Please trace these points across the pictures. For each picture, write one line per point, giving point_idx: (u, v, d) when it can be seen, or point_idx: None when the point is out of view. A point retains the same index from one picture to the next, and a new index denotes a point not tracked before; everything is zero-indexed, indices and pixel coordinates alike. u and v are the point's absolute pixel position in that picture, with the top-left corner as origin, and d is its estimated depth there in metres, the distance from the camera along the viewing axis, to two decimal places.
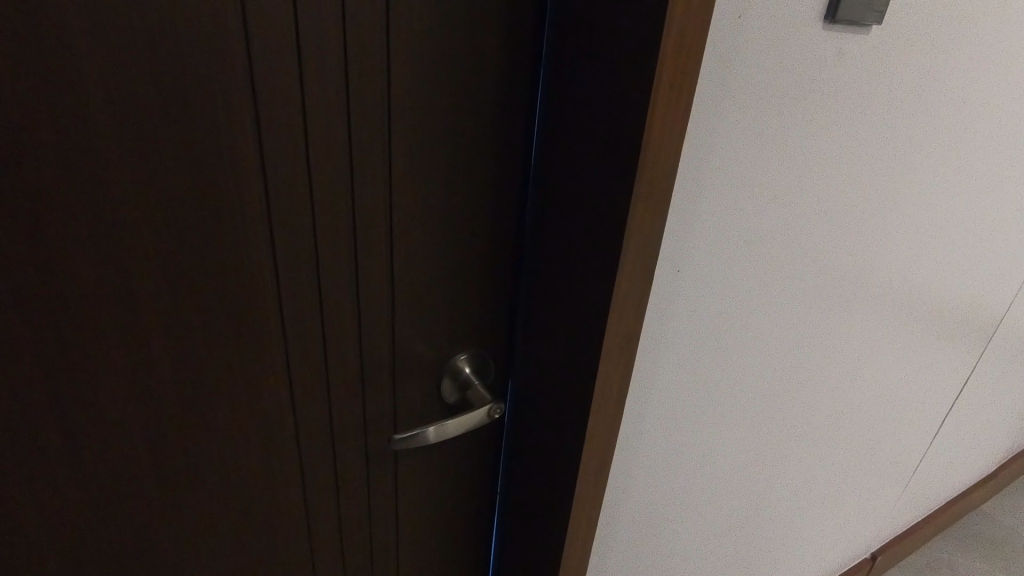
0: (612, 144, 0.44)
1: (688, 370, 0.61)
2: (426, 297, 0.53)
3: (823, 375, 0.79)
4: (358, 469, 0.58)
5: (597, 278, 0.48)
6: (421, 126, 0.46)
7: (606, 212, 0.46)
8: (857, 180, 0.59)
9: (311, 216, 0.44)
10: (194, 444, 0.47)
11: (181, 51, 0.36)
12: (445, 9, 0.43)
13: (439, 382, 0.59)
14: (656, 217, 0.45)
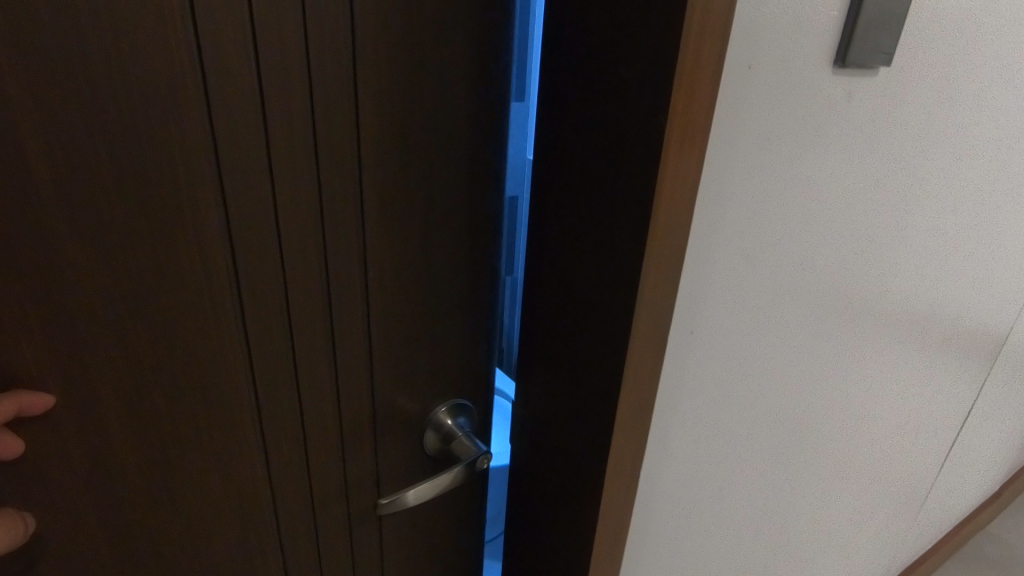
0: (615, 199, 0.41)
1: (703, 431, 0.57)
2: (414, 358, 0.48)
3: (835, 415, 0.76)
4: (347, 547, 0.53)
5: (604, 340, 0.44)
6: (404, 175, 0.42)
7: (615, 271, 0.42)
8: (867, 219, 0.57)
9: (281, 272, 0.39)
10: (158, 535, 0.41)
11: (130, 94, 0.31)
12: (429, 47, 0.39)
13: (423, 437, 0.53)
14: (669, 280, 0.42)
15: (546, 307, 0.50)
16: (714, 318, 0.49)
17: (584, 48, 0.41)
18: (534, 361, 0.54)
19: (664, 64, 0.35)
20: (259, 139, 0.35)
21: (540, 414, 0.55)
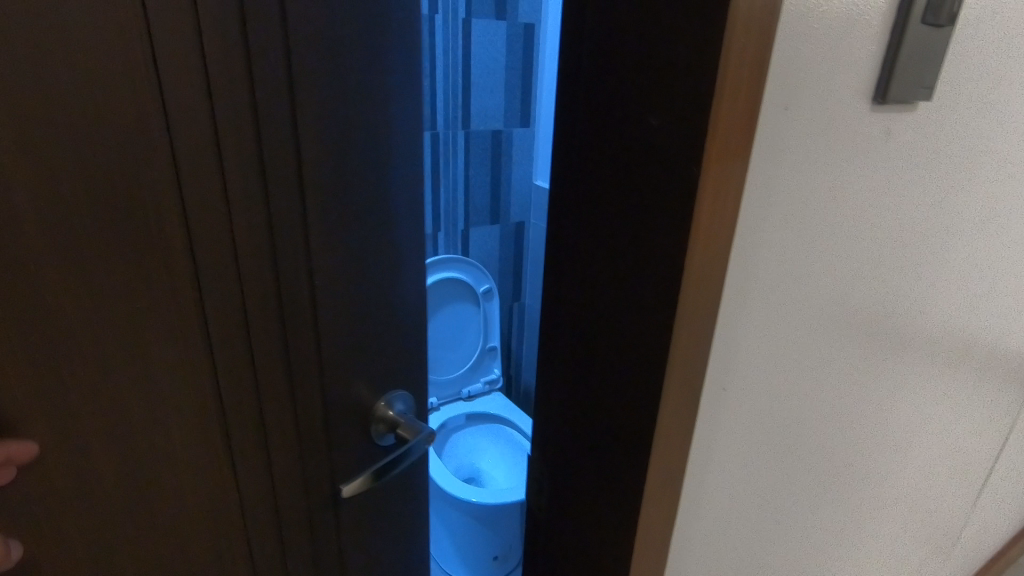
0: (633, 237, 0.40)
1: (738, 496, 0.51)
2: (354, 341, 0.56)
3: (869, 460, 0.71)
4: (305, 519, 0.59)
5: (628, 382, 0.43)
6: (341, 182, 0.50)
7: (645, 323, 0.40)
8: (902, 258, 0.53)
9: (234, 271, 0.48)
10: (129, 501, 0.48)
11: (101, 110, 0.38)
12: (353, 78, 0.48)
13: (374, 427, 0.60)
14: (704, 331, 0.38)
15: (570, 352, 0.48)
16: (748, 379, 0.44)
17: (609, 89, 0.39)
18: (558, 408, 0.51)
19: (685, 105, 0.34)
20: (212, 164, 0.44)
21: (563, 463, 0.52)
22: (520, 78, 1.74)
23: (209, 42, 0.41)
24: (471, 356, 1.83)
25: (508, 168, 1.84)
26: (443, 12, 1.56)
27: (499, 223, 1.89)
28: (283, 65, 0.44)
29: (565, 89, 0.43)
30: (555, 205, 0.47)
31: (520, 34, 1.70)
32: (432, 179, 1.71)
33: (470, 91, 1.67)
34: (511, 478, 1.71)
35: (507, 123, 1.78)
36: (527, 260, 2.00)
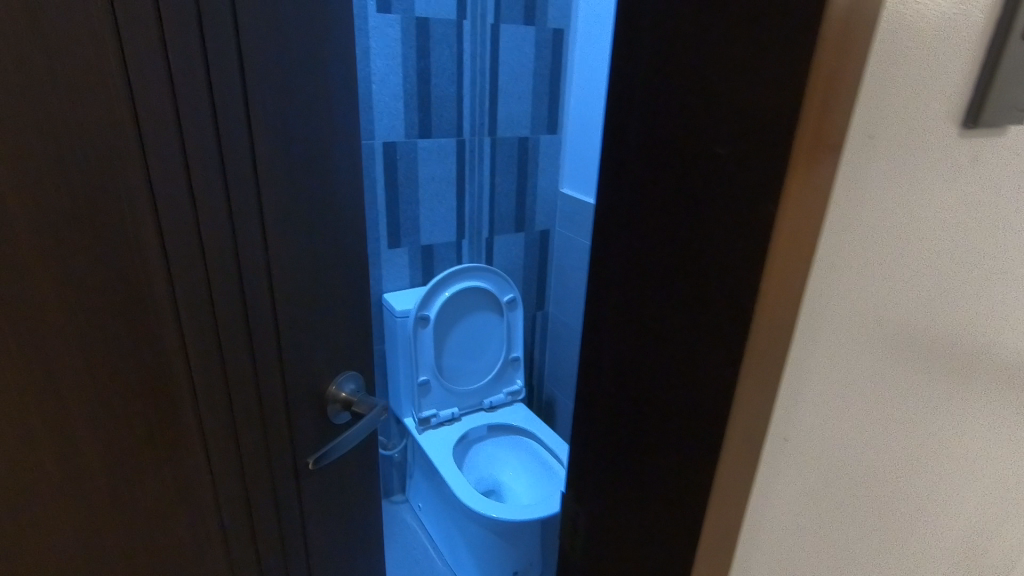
0: (685, 278, 0.36)
1: (801, 560, 0.46)
2: (297, 310, 0.69)
3: (960, 528, 0.62)
4: (263, 459, 0.71)
5: (676, 434, 0.39)
6: (283, 181, 0.63)
7: (701, 376, 0.36)
8: (994, 298, 0.47)
9: (203, 262, 0.59)
10: (117, 443, 0.58)
11: (87, 118, 0.49)
12: (296, 96, 0.62)
13: (329, 405, 0.76)
14: (768, 384, 0.34)
15: (612, 401, 0.44)
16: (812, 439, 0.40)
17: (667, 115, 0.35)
18: (598, 458, 0.47)
19: (756, 137, 0.30)
20: (182, 178, 0.55)
21: (603, 517, 0.48)
22: (547, 84, 1.71)
23: (174, 65, 0.52)
24: (493, 368, 1.80)
25: (534, 175, 1.80)
26: (471, 17, 1.53)
27: (523, 231, 1.86)
28: (241, 104, 0.57)
29: (613, 110, 0.39)
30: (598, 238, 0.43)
31: (549, 39, 1.67)
32: (457, 187, 1.68)
33: (497, 98, 1.65)
34: (533, 492, 1.69)
35: (533, 130, 1.74)
36: (552, 269, 1.96)
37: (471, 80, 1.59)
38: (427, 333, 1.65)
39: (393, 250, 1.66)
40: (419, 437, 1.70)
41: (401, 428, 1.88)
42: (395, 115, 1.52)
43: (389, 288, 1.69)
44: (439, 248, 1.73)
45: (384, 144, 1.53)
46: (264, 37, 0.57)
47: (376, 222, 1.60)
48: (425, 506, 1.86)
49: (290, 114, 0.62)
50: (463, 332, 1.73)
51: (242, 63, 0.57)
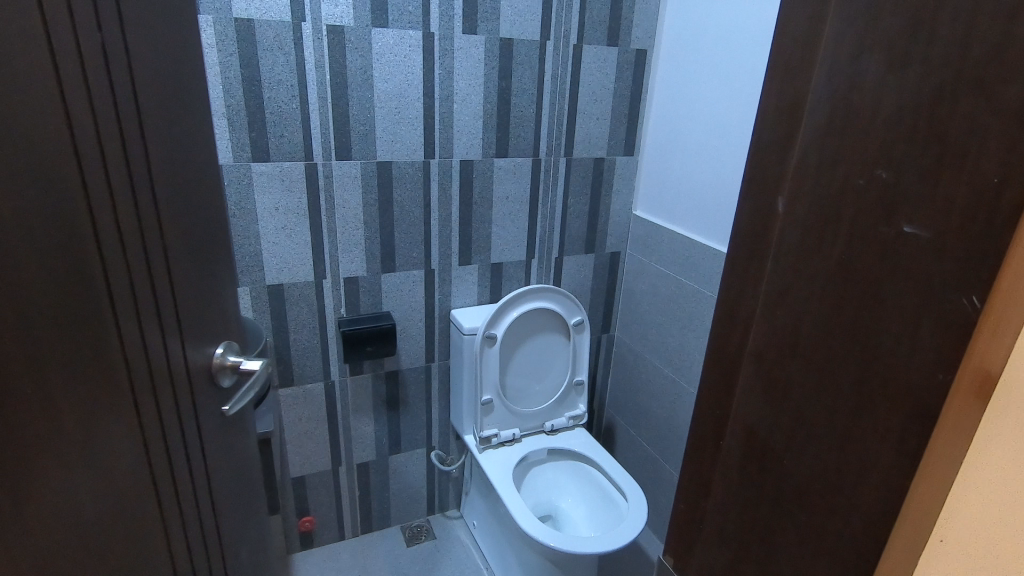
0: (851, 347, 0.31)
1: None
2: (197, 317, 0.70)
3: None
4: (190, 478, 0.69)
5: (823, 524, 0.34)
6: (177, 188, 0.64)
7: (869, 463, 0.30)
8: None
9: (130, 274, 0.57)
10: (86, 468, 0.55)
11: (45, 127, 0.47)
12: (167, 94, 0.61)
13: (220, 373, 0.74)
14: (947, 471, 0.30)
15: (736, 480, 0.39)
16: (974, 549, 0.34)
17: (846, 158, 0.30)
18: (715, 538, 0.42)
19: (978, 192, 0.24)
20: (109, 185, 0.54)
21: None
22: (627, 105, 1.68)
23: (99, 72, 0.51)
24: (557, 391, 1.78)
25: (608, 197, 1.77)
26: (555, 37, 1.52)
27: (593, 253, 1.82)
28: (134, 109, 0.56)
29: (777, 150, 0.34)
30: (734, 301, 0.39)
31: (631, 60, 1.64)
32: (530, 207, 1.68)
33: (575, 118, 1.63)
34: (593, 520, 1.64)
35: (610, 151, 1.71)
36: (620, 292, 1.91)
37: (551, 99, 1.58)
38: (493, 351, 1.64)
39: (463, 267, 1.66)
40: (478, 455, 1.68)
41: (460, 444, 1.89)
42: (473, 133, 1.53)
43: (457, 304, 1.70)
44: (509, 266, 1.73)
45: (461, 161, 1.55)
46: (158, 58, 0.59)
47: (449, 238, 1.61)
48: (480, 524, 1.84)
49: (184, 138, 0.65)
50: (528, 352, 1.71)
51: (133, 71, 0.56)
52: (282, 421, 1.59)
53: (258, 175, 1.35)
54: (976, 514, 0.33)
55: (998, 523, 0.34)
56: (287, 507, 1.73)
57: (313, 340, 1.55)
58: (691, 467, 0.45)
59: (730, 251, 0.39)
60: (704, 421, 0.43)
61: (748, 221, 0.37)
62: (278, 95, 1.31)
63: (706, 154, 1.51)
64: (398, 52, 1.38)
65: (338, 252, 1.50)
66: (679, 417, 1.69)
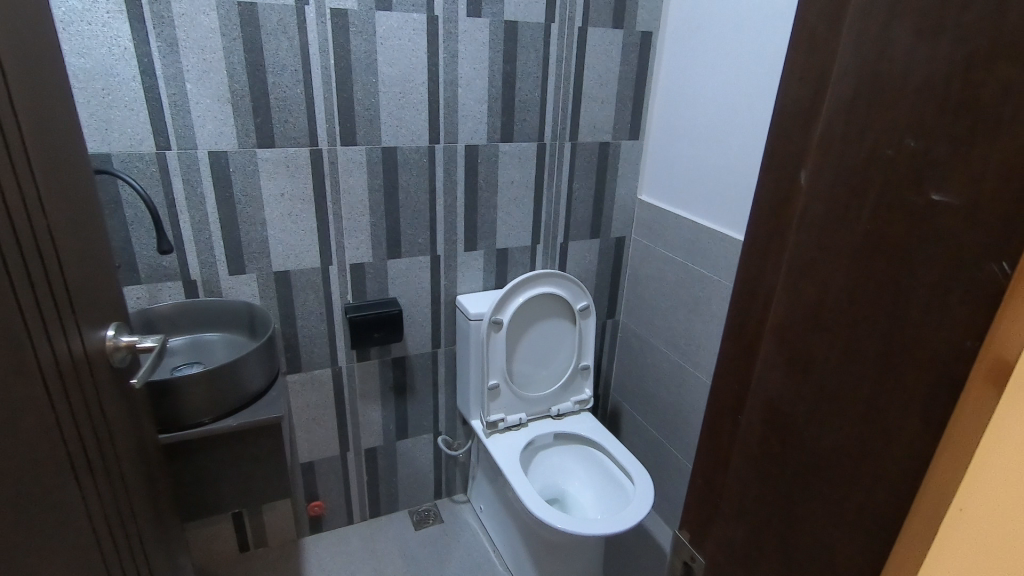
0: (876, 316, 0.31)
1: None
2: (84, 293, 0.77)
3: None
4: (92, 443, 0.77)
5: (844, 493, 0.34)
6: (50, 174, 0.71)
7: (894, 430, 0.31)
8: None
9: (26, 255, 0.64)
10: (21, 434, 0.62)
11: None
12: (31, 86, 0.67)
13: (113, 353, 0.83)
14: (972, 434, 0.30)
15: (755, 454, 0.40)
16: (997, 519, 0.35)
17: (870, 130, 0.30)
18: (733, 512, 0.43)
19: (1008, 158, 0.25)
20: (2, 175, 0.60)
21: None
22: (632, 88, 1.67)
23: None
24: (563, 376, 1.78)
25: (613, 182, 1.76)
26: (559, 20, 1.51)
27: (599, 238, 1.82)
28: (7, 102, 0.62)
29: (801, 124, 0.34)
30: (754, 276, 0.39)
31: (637, 43, 1.62)
32: (536, 192, 1.67)
33: (581, 101, 1.62)
34: (599, 503, 1.66)
35: (616, 135, 1.70)
36: (625, 278, 1.91)
37: (556, 83, 1.57)
38: (499, 337, 1.64)
39: (469, 253, 1.66)
40: (486, 439, 1.69)
41: (466, 429, 1.90)
42: (478, 118, 1.52)
43: (463, 290, 1.70)
44: (514, 252, 1.73)
45: (466, 147, 1.54)
46: (20, 53, 0.65)
47: (455, 224, 1.61)
48: (487, 508, 1.86)
49: (48, 125, 0.71)
50: (534, 337, 1.72)
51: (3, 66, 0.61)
52: (290, 408, 1.60)
53: (263, 161, 1.35)
54: (998, 484, 0.34)
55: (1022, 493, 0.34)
56: (297, 492, 1.74)
57: (320, 327, 1.56)
58: (709, 442, 0.46)
59: (750, 225, 0.39)
60: (722, 397, 0.44)
61: (770, 195, 0.37)
62: (282, 81, 1.30)
63: (712, 137, 1.50)
64: (402, 35, 1.37)
65: (344, 238, 1.50)
66: (685, 401, 1.70)
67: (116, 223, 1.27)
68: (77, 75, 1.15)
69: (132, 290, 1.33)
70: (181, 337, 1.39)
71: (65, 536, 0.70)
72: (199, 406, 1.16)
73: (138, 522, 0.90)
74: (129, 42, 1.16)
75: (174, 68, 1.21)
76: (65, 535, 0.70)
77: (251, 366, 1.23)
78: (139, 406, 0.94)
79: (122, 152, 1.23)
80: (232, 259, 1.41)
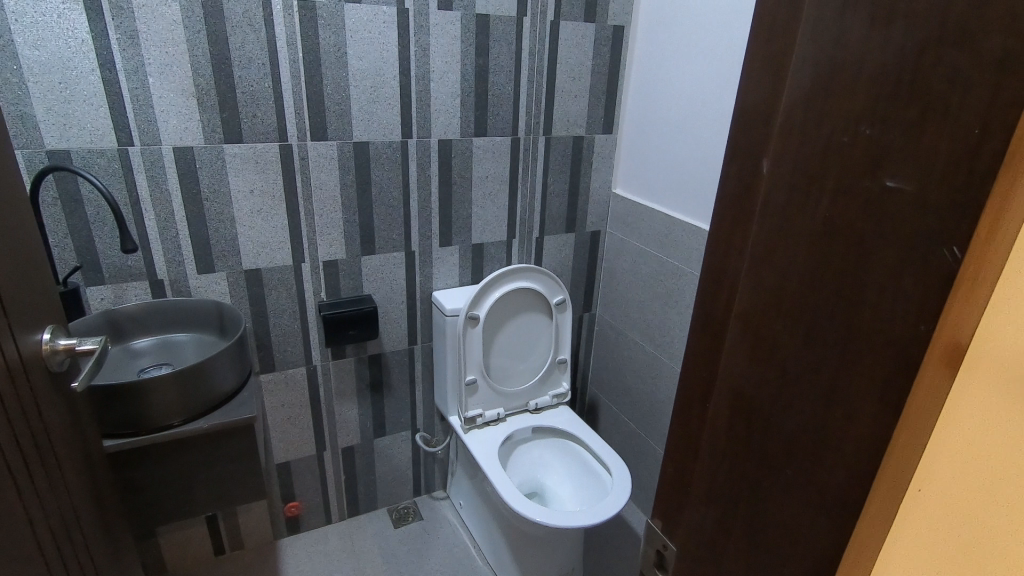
0: (834, 302, 0.31)
1: None
2: (17, 296, 0.74)
3: None
4: (31, 449, 0.74)
5: (806, 476, 0.35)
6: None
7: (852, 413, 0.31)
8: None
9: None
10: None
11: None
12: None
13: (50, 357, 0.80)
14: (927, 414, 0.31)
15: (722, 441, 0.40)
16: (953, 497, 0.36)
17: (826, 120, 0.30)
18: (702, 500, 0.43)
19: (956, 147, 0.25)
20: None
21: (703, 562, 0.45)
22: (605, 82, 1.67)
23: None
24: (541, 371, 1.79)
25: (588, 176, 1.77)
26: (532, 14, 1.50)
27: (574, 232, 1.83)
28: None
29: (761, 114, 0.34)
30: (719, 266, 0.39)
31: (609, 36, 1.62)
32: (510, 186, 1.67)
33: (554, 96, 1.62)
34: (578, 496, 1.66)
35: (589, 130, 1.71)
36: (601, 271, 1.93)
37: (529, 76, 1.56)
38: (476, 333, 1.64)
39: (444, 248, 1.65)
40: (464, 435, 1.69)
41: (445, 425, 1.90)
42: (452, 112, 1.51)
43: (439, 286, 1.70)
44: (490, 247, 1.72)
45: (440, 142, 1.53)
46: None
47: (430, 220, 1.60)
48: (466, 503, 1.86)
49: None
50: (511, 332, 1.72)
51: None
52: (264, 408, 1.58)
53: (230, 157, 1.32)
54: (954, 463, 0.35)
55: (977, 470, 0.35)
56: (273, 493, 1.72)
57: (293, 325, 1.54)
58: (678, 431, 0.46)
59: (716, 215, 0.39)
60: (691, 385, 0.44)
61: (733, 185, 0.37)
62: (250, 75, 1.27)
63: (684, 131, 1.52)
64: (373, 28, 1.35)
65: (316, 235, 1.48)
66: (662, 393, 1.71)
67: (76, 221, 1.23)
68: (31, 67, 1.10)
69: (97, 291, 1.30)
70: (148, 337, 1.35)
71: (7, 546, 0.67)
72: (168, 409, 1.13)
73: (82, 526, 0.88)
74: (86, 34, 1.12)
75: (135, 60, 1.18)
76: (7, 544, 0.68)
77: (221, 366, 1.20)
78: (81, 411, 0.92)
79: (81, 148, 1.19)
80: (200, 257, 1.37)
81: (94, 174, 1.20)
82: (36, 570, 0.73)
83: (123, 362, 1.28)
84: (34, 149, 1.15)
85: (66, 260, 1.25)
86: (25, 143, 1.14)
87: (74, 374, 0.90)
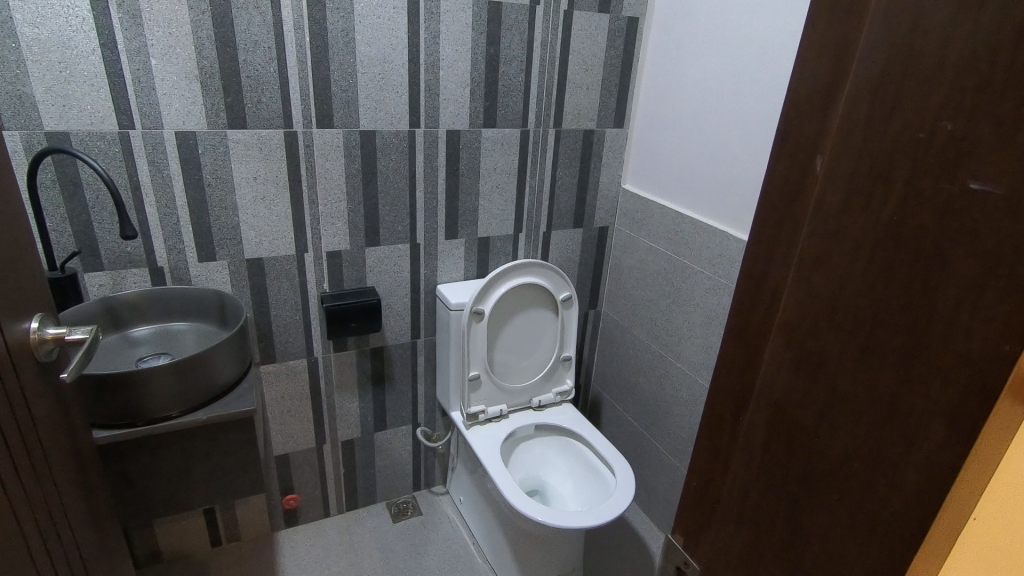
0: (902, 316, 0.28)
1: None
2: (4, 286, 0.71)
3: None
4: (16, 444, 0.72)
5: (858, 502, 0.32)
6: None
7: (914, 441, 0.28)
8: None
9: None
10: None
11: None
12: None
13: (38, 348, 0.77)
14: (1001, 448, 0.28)
15: (757, 457, 0.38)
16: None
17: (900, 114, 0.27)
18: (731, 517, 0.41)
19: None
20: None
21: None
22: (617, 75, 1.63)
23: None
24: (547, 367, 1.77)
25: (597, 171, 1.73)
26: (544, 3, 1.46)
27: (581, 228, 1.80)
28: None
29: (819, 106, 0.31)
30: (760, 268, 0.37)
31: (623, 28, 1.58)
32: (518, 179, 1.63)
33: (565, 87, 1.58)
34: (581, 495, 1.64)
35: (600, 123, 1.67)
36: (608, 267, 1.90)
37: (540, 68, 1.53)
38: (480, 327, 1.61)
39: (449, 241, 1.62)
40: (466, 431, 1.67)
41: (446, 420, 1.87)
42: (461, 103, 1.48)
43: (444, 279, 1.67)
44: (496, 241, 1.69)
45: (447, 132, 1.49)
46: None
47: (436, 212, 1.57)
48: (466, 500, 1.84)
49: None
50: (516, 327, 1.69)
51: None
52: (264, 399, 1.55)
53: (234, 143, 1.29)
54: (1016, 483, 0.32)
55: None
56: (271, 485, 1.70)
57: (295, 316, 1.51)
58: (707, 443, 0.44)
59: (758, 215, 0.36)
60: (723, 394, 0.41)
61: (781, 183, 0.34)
62: (255, 58, 1.24)
63: (698, 126, 1.48)
64: (382, 14, 1.31)
65: (320, 225, 1.45)
66: (668, 393, 1.69)
67: (75, 205, 1.20)
68: (30, 46, 1.07)
69: (95, 277, 1.27)
70: (147, 326, 1.33)
71: None
72: (165, 401, 1.11)
73: (70, 519, 0.86)
74: (87, 13, 1.09)
75: (137, 41, 1.14)
76: None
77: (221, 357, 1.17)
78: (70, 402, 0.89)
79: (81, 130, 1.15)
80: (202, 245, 1.35)
81: (94, 158, 1.17)
82: (22, 568, 0.71)
83: (121, 350, 1.25)
84: (33, 131, 1.12)
85: (65, 245, 1.22)
86: (23, 123, 1.11)
87: (64, 364, 0.87)
